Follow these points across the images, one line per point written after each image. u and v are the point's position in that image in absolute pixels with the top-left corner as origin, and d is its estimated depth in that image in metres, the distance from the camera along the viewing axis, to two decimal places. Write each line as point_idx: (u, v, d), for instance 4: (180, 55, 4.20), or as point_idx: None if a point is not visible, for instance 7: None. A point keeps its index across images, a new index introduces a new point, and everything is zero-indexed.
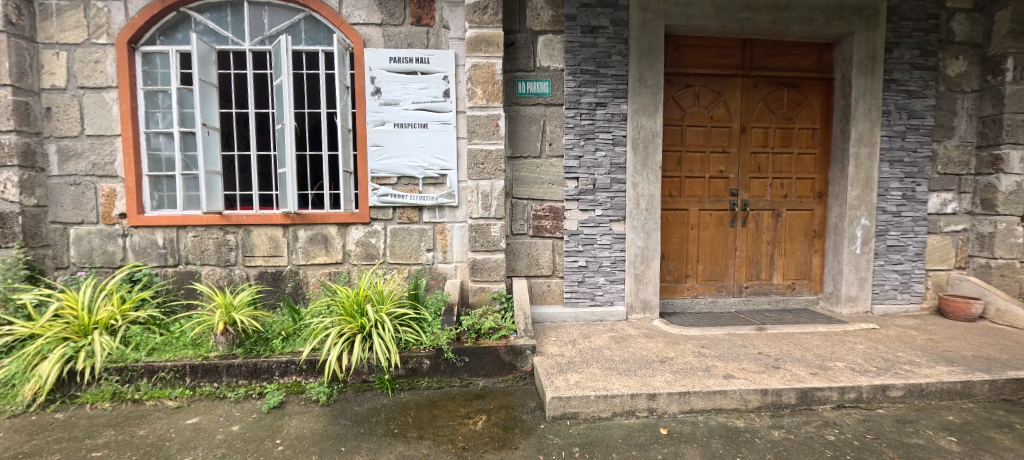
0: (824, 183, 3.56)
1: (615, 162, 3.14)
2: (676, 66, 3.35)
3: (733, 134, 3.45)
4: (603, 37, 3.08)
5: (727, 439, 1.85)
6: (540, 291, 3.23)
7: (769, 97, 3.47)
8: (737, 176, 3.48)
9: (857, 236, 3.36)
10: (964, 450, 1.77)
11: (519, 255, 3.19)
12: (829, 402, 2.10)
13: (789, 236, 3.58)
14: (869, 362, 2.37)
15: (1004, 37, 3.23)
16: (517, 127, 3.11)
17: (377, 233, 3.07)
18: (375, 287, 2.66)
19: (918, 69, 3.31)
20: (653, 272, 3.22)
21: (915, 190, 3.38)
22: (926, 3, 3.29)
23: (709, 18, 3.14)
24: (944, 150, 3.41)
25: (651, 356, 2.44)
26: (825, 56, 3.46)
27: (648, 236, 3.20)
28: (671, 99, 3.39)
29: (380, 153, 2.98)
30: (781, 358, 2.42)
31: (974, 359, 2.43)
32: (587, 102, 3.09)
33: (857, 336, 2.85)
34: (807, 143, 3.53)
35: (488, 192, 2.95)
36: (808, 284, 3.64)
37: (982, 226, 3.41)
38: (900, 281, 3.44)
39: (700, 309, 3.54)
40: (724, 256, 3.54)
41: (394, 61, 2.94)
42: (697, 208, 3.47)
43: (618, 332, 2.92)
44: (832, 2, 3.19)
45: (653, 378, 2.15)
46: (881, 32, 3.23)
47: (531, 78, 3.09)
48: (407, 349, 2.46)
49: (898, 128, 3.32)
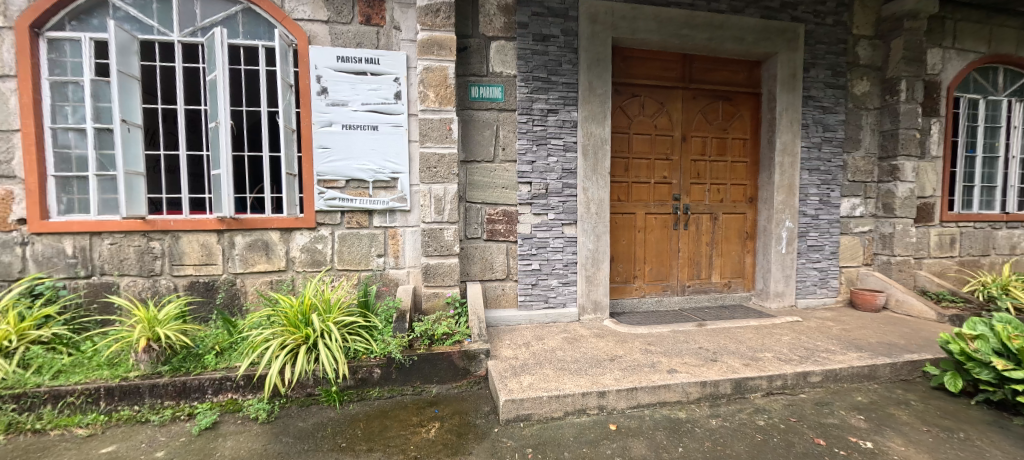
0: (755, 189, 3.87)
1: (566, 167, 3.23)
2: (623, 76, 3.51)
3: (675, 142, 3.67)
4: (555, 45, 3.16)
5: (670, 430, 1.96)
6: (495, 294, 3.23)
7: (707, 108, 3.73)
8: (680, 182, 3.70)
9: (782, 237, 3.69)
10: (870, 426, 2.00)
11: (474, 259, 3.18)
12: (760, 389, 2.27)
13: (725, 238, 3.85)
14: (794, 352, 2.60)
15: (899, 62, 3.70)
16: (470, 131, 3.11)
17: (324, 238, 2.94)
18: (321, 295, 2.54)
19: (831, 88, 3.70)
20: (604, 274, 3.34)
21: (830, 195, 3.77)
22: (836, 30, 3.69)
23: (653, 33, 3.32)
24: (853, 160, 3.84)
25: (601, 355, 2.52)
26: (754, 73, 3.78)
27: (598, 239, 3.31)
28: (619, 108, 3.54)
29: (327, 155, 2.86)
30: (719, 351, 2.60)
31: (879, 345, 2.75)
32: (539, 108, 3.16)
33: (784, 328, 3.13)
34: (739, 153, 3.83)
35: (441, 196, 2.92)
36: (742, 282, 3.93)
37: (884, 227, 3.87)
38: (819, 277, 3.81)
39: (647, 307, 3.71)
40: (668, 257, 3.75)
41: (341, 61, 2.85)
42: (643, 211, 3.65)
43: (570, 333, 2.99)
44: (760, 24, 3.49)
45: (603, 377, 2.22)
46: (800, 53, 3.58)
47: (484, 82, 3.10)
48: (356, 359, 2.36)
49: (816, 140, 3.69)
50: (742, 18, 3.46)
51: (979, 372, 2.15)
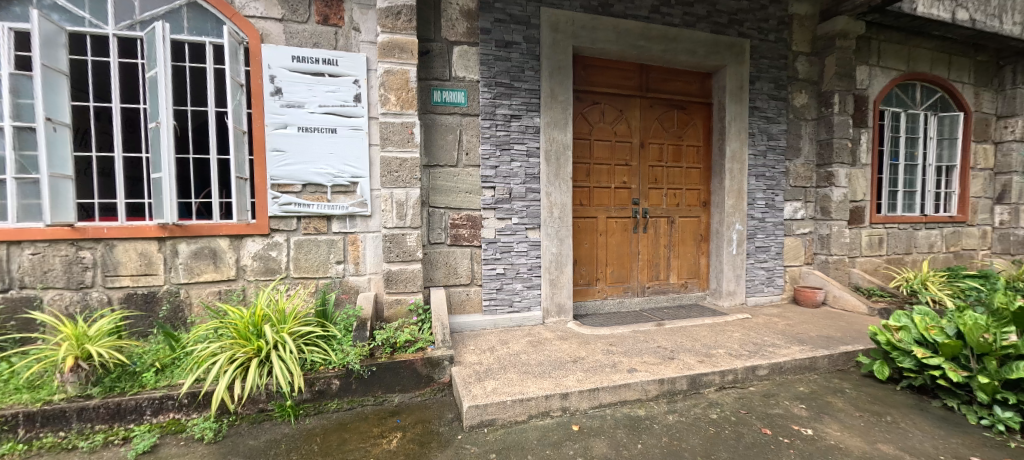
0: (708, 194, 4.08)
1: (529, 172, 3.27)
2: (584, 84, 3.61)
3: (634, 149, 3.81)
4: (517, 52, 3.20)
5: (630, 428, 2.01)
6: (459, 300, 3.20)
7: (663, 117, 3.90)
8: (638, 187, 3.84)
9: (733, 239, 3.91)
10: (810, 414, 2.15)
11: (437, 265, 3.14)
12: (713, 384, 2.39)
13: (681, 240, 4.03)
14: (744, 348, 2.76)
15: (832, 77, 4.03)
16: (433, 135, 3.08)
17: (279, 245, 2.81)
18: (275, 306, 2.43)
19: (774, 100, 3.98)
20: (567, 277, 3.39)
21: (775, 199, 4.04)
22: (778, 46, 3.97)
23: (611, 43, 3.44)
24: (794, 167, 4.13)
25: (564, 357, 2.56)
26: (706, 84, 3.99)
27: (562, 243, 3.37)
28: (580, 115, 3.64)
29: (281, 158, 2.74)
30: (676, 349, 2.71)
31: (818, 338, 2.96)
32: (502, 114, 3.19)
33: (735, 325, 3.31)
34: (693, 159, 4.03)
35: (403, 201, 2.86)
36: (698, 282, 4.12)
37: (822, 229, 4.19)
38: (766, 276, 4.06)
39: (609, 309, 3.80)
40: (629, 259, 3.87)
41: (297, 61, 2.75)
42: (605, 215, 3.75)
43: (535, 336, 3.02)
44: (710, 38, 3.70)
45: (566, 378, 2.25)
46: (746, 66, 3.82)
47: (447, 87, 3.09)
48: (314, 370, 2.27)
49: (761, 148, 3.94)
50: (694, 32, 3.65)
51: (902, 360, 2.37)
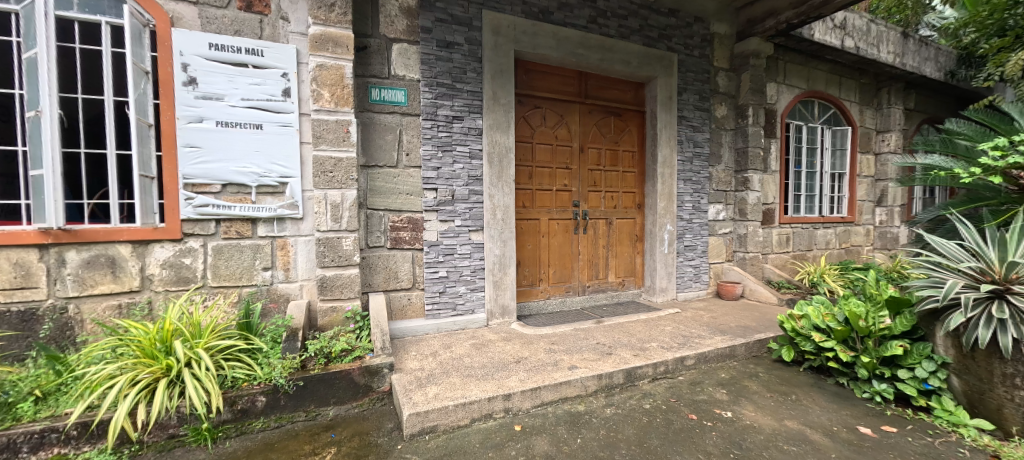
0: (642, 196, 4.32)
1: (472, 174, 3.25)
2: (526, 88, 3.67)
3: (574, 152, 3.93)
4: (459, 53, 3.18)
5: (570, 424, 2.07)
6: (400, 305, 3.11)
7: (600, 122, 4.07)
8: (578, 189, 3.97)
9: (664, 239, 4.17)
10: (730, 398, 2.35)
11: (376, 269, 3.02)
12: (647, 376, 2.53)
13: (619, 241, 4.22)
14: (674, 340, 2.95)
15: (747, 92, 4.46)
16: (371, 134, 2.97)
17: (194, 252, 2.55)
18: (188, 319, 2.20)
19: (698, 110, 4.31)
20: (511, 278, 3.41)
21: (700, 202, 4.38)
22: (702, 61, 4.31)
23: (552, 49, 3.52)
24: (717, 173, 4.51)
25: (507, 358, 2.58)
26: (639, 93, 4.23)
27: (505, 244, 3.39)
28: (522, 118, 3.69)
29: (197, 155, 2.49)
30: (614, 345, 2.83)
31: (737, 328, 3.25)
32: (444, 114, 3.14)
33: (667, 319, 3.53)
34: (629, 164, 4.25)
35: (339, 203, 2.72)
36: (634, 280, 4.35)
37: (740, 229, 4.61)
38: (694, 273, 4.39)
39: (552, 309, 3.89)
40: (570, 259, 3.99)
41: (215, 49, 2.51)
42: (547, 217, 3.84)
43: (479, 338, 3.00)
44: (642, 50, 3.93)
45: (508, 379, 2.27)
46: (675, 78, 4.11)
47: (386, 85, 3.00)
48: (236, 388, 2.09)
49: (688, 154, 4.26)
50: (628, 44, 3.85)
51: (804, 345, 2.68)
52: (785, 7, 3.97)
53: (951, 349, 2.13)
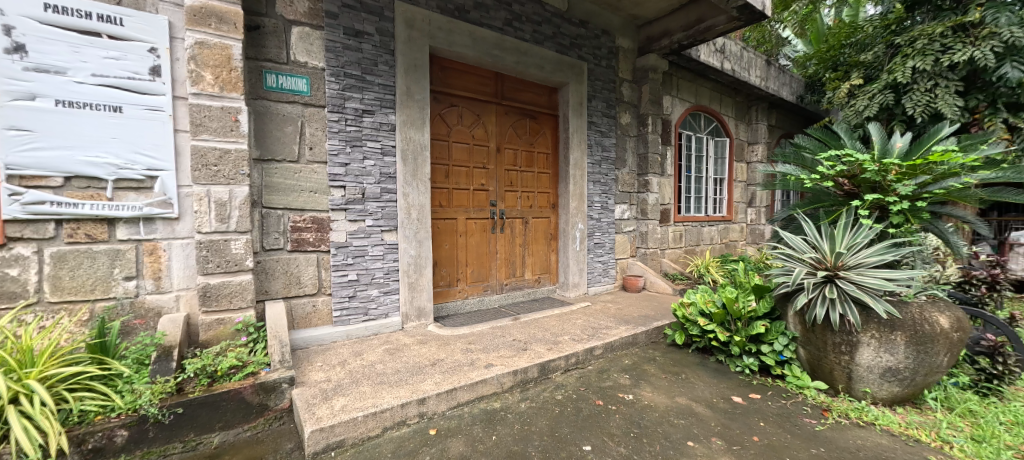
0: (556, 197, 4.51)
1: (384, 171, 3.08)
2: (441, 86, 3.60)
3: (490, 153, 3.97)
4: (369, 43, 3.00)
5: (485, 422, 2.09)
6: (303, 312, 2.85)
7: (516, 124, 4.16)
8: (495, 189, 4.02)
9: (576, 237, 4.41)
10: (631, 382, 2.56)
11: (274, 274, 2.75)
12: (559, 368, 2.64)
13: (534, 239, 4.36)
14: (584, 332, 3.13)
15: (647, 102, 4.90)
16: (266, 125, 2.69)
17: (23, 261, 2.06)
18: (14, 345, 1.78)
19: (606, 117, 4.62)
20: (427, 280, 3.31)
21: (608, 202, 4.71)
22: (608, 71, 4.63)
23: (468, 48, 3.50)
24: (622, 175, 4.88)
25: (422, 362, 2.51)
26: (553, 98, 4.41)
27: (421, 245, 3.27)
28: (438, 116, 3.62)
29: (27, 140, 2.01)
30: (529, 341, 2.92)
31: (639, 317, 3.57)
32: (353, 108, 2.94)
33: (578, 313, 3.74)
34: (543, 165, 4.40)
35: (226, 200, 2.40)
36: (549, 276, 4.53)
37: (641, 227, 5.06)
38: (602, 268, 4.70)
39: (470, 308, 3.89)
40: (487, 258, 4.01)
41: (56, 12, 2.06)
42: (464, 217, 3.82)
43: (393, 343, 2.87)
44: (555, 57, 4.09)
45: (423, 383, 2.21)
46: (585, 85, 4.35)
47: (285, 71, 2.74)
48: (85, 423, 1.75)
49: (597, 158, 4.55)
50: (542, 49, 3.99)
51: (692, 329, 3.03)
52: (677, 29, 4.44)
53: (798, 325, 2.56)
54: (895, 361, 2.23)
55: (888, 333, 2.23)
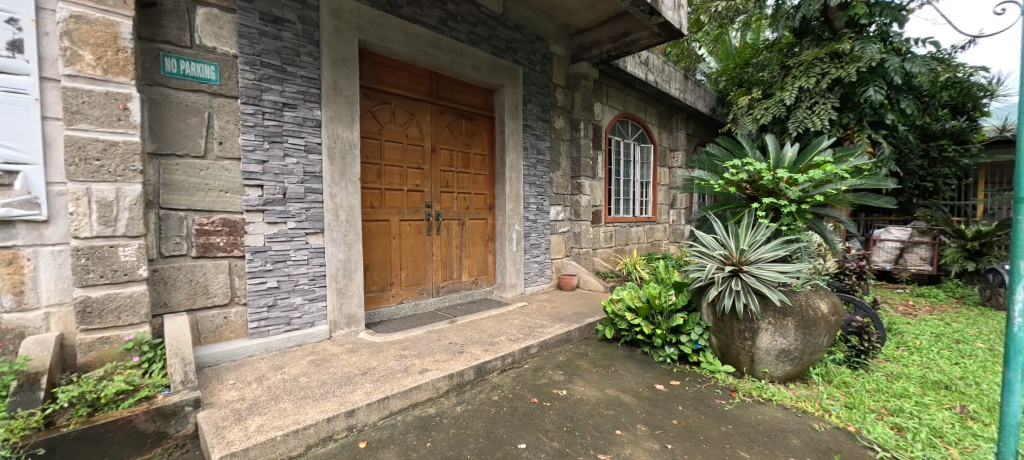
0: (492, 198, 4.52)
1: (308, 170, 2.87)
2: (372, 82, 3.45)
3: (425, 152, 3.88)
4: (289, 32, 2.78)
5: (420, 429, 2.03)
6: (212, 326, 2.57)
7: (452, 124, 4.11)
8: (430, 190, 3.93)
9: (513, 238, 4.46)
10: (565, 377, 2.65)
11: (177, 283, 2.45)
12: (495, 369, 2.65)
13: (471, 241, 4.33)
14: (520, 331, 3.18)
15: (578, 107, 5.10)
16: (166, 116, 2.39)
17: None
18: None
19: (540, 120, 4.73)
20: (357, 285, 3.14)
21: (543, 203, 4.82)
22: (543, 76, 4.75)
23: (400, 44, 3.39)
24: (557, 177, 5.02)
25: (352, 372, 2.37)
26: (489, 99, 4.42)
27: (350, 248, 3.09)
28: (368, 113, 3.47)
29: None
30: (465, 343, 2.89)
31: (573, 315, 3.70)
32: (271, 100, 2.71)
33: (515, 313, 3.78)
34: (480, 166, 4.40)
35: (112, 200, 2.08)
36: (487, 277, 4.52)
37: (575, 227, 5.25)
38: (538, 268, 4.80)
39: (404, 313, 3.76)
40: (423, 261, 3.91)
41: None
42: (397, 218, 3.68)
43: (319, 354, 2.69)
44: (491, 59, 4.11)
45: (352, 394, 2.09)
46: (520, 89, 4.42)
47: (188, 56, 2.45)
48: None
49: (532, 160, 4.64)
50: (477, 51, 3.98)
51: (620, 323, 3.21)
52: (606, 40, 4.68)
53: (710, 315, 2.81)
54: (788, 343, 2.54)
55: (782, 319, 2.54)
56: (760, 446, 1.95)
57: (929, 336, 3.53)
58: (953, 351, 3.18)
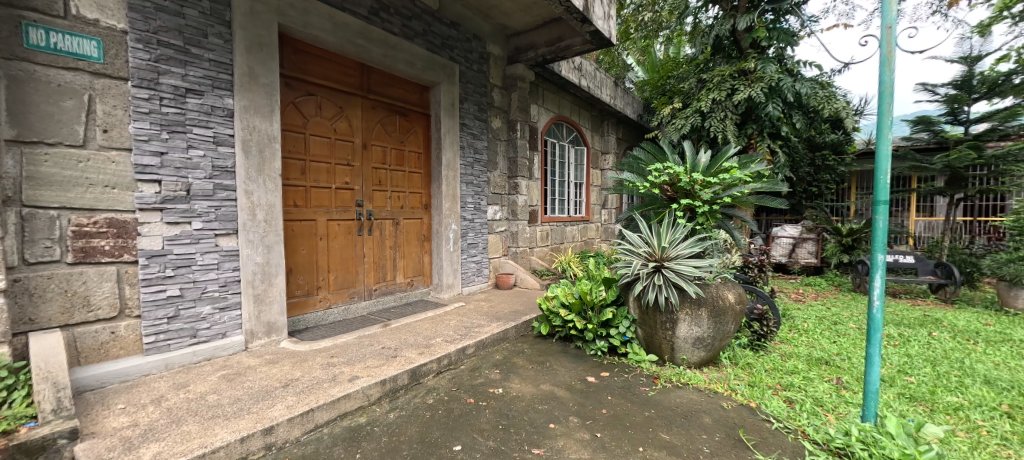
0: (428, 197, 4.42)
1: (218, 164, 2.58)
2: (295, 71, 3.20)
3: (355, 149, 3.68)
4: (194, 10, 2.48)
5: (349, 440, 1.92)
6: (96, 343, 2.22)
7: (385, 120, 3.95)
8: (361, 188, 3.74)
9: (450, 238, 4.40)
10: (501, 375, 2.67)
11: (47, 295, 2.09)
12: (431, 372, 2.59)
13: (406, 241, 4.19)
14: (457, 332, 3.15)
15: (515, 108, 5.16)
16: (31, 97, 2.04)
17: None
18: None
19: (477, 120, 4.71)
20: (277, 290, 2.88)
21: (480, 202, 4.81)
22: (479, 75, 4.73)
23: (327, 33, 3.18)
24: (494, 177, 5.03)
25: (271, 385, 2.19)
26: (424, 96, 4.31)
27: (270, 250, 2.83)
28: (291, 105, 3.21)
29: None
30: (399, 347, 2.80)
31: (510, 313, 3.74)
32: (171, 85, 2.40)
33: (452, 313, 3.74)
34: (414, 164, 4.27)
35: None
36: (422, 278, 4.41)
37: (512, 227, 5.30)
38: (476, 268, 4.78)
39: (333, 319, 3.54)
40: (353, 263, 3.71)
41: None
42: (325, 218, 3.46)
43: (233, 367, 2.44)
44: (426, 55, 4.00)
45: (271, 409, 1.93)
46: (456, 87, 4.36)
47: (62, 28, 2.11)
48: None
49: (469, 159, 4.61)
50: (412, 45, 3.86)
51: (555, 320, 3.32)
52: (541, 44, 4.79)
53: (636, 309, 3.00)
54: (702, 331, 2.79)
55: (697, 310, 2.78)
56: (678, 427, 2.12)
57: (814, 319, 4.08)
58: (832, 331, 3.71)
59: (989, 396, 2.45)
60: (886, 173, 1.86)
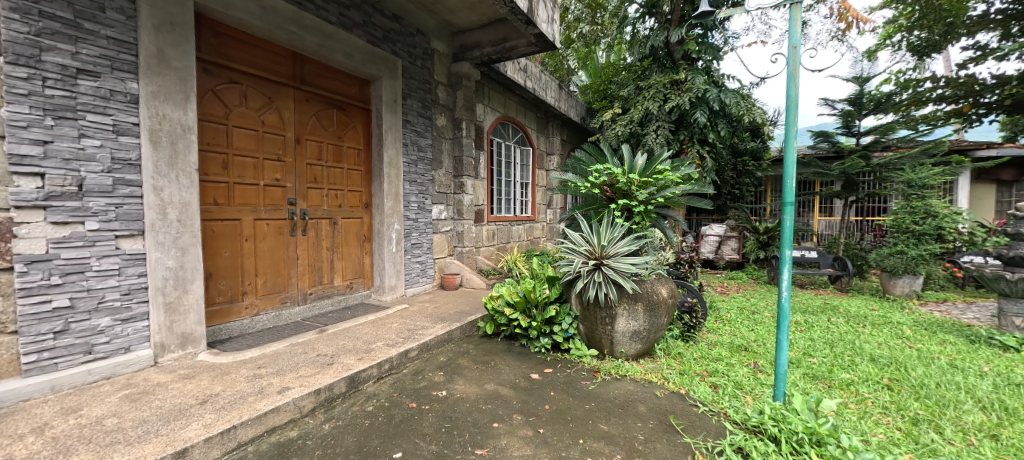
0: (369, 196, 4.23)
1: (118, 156, 2.27)
2: (215, 56, 2.92)
3: (287, 143, 3.43)
4: None
5: (277, 457, 1.79)
6: None
7: (320, 114, 3.72)
8: (294, 185, 3.50)
9: (392, 238, 4.25)
10: (445, 377, 2.62)
11: None
12: (371, 378, 2.48)
13: (345, 242, 3.98)
14: (400, 335, 3.05)
15: (460, 106, 5.10)
16: None
17: None
18: None
19: (421, 117, 4.59)
20: (194, 297, 2.60)
21: (424, 201, 4.69)
22: (423, 71, 4.62)
23: (253, 17, 2.93)
24: (439, 176, 4.94)
25: (187, 402, 1.97)
26: (364, 90, 4.12)
27: (184, 253, 2.54)
28: (210, 92, 2.92)
29: None
30: (336, 353, 2.65)
31: (456, 314, 3.70)
32: (57, 63, 2.08)
33: (395, 316, 3.61)
34: (354, 161, 4.07)
35: None
36: (363, 281, 4.21)
37: (458, 226, 5.24)
38: (420, 269, 4.67)
39: (261, 326, 3.28)
40: (285, 265, 3.46)
41: None
42: (251, 217, 3.19)
43: (139, 386, 2.17)
44: (366, 47, 3.83)
45: (185, 430, 1.74)
46: (398, 82, 4.21)
47: None
48: None
49: (413, 157, 4.48)
50: (350, 36, 3.67)
51: (500, 319, 3.33)
52: (486, 43, 4.78)
53: (578, 305, 3.09)
54: (638, 325, 2.94)
55: (633, 304, 2.92)
56: (616, 418, 2.21)
57: (736, 310, 4.46)
58: (751, 320, 4.08)
59: (874, 372, 2.82)
60: (792, 177, 2.08)
